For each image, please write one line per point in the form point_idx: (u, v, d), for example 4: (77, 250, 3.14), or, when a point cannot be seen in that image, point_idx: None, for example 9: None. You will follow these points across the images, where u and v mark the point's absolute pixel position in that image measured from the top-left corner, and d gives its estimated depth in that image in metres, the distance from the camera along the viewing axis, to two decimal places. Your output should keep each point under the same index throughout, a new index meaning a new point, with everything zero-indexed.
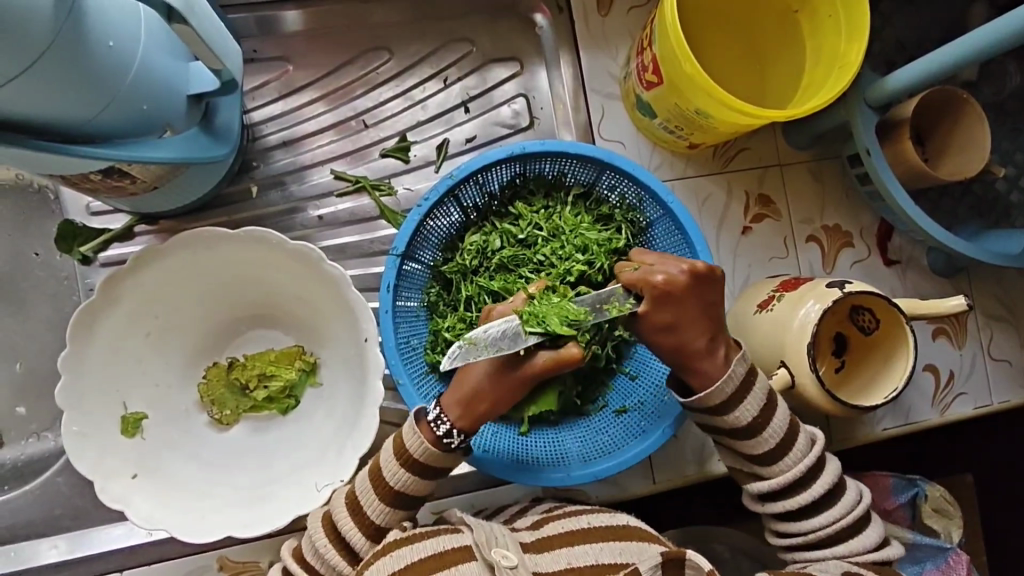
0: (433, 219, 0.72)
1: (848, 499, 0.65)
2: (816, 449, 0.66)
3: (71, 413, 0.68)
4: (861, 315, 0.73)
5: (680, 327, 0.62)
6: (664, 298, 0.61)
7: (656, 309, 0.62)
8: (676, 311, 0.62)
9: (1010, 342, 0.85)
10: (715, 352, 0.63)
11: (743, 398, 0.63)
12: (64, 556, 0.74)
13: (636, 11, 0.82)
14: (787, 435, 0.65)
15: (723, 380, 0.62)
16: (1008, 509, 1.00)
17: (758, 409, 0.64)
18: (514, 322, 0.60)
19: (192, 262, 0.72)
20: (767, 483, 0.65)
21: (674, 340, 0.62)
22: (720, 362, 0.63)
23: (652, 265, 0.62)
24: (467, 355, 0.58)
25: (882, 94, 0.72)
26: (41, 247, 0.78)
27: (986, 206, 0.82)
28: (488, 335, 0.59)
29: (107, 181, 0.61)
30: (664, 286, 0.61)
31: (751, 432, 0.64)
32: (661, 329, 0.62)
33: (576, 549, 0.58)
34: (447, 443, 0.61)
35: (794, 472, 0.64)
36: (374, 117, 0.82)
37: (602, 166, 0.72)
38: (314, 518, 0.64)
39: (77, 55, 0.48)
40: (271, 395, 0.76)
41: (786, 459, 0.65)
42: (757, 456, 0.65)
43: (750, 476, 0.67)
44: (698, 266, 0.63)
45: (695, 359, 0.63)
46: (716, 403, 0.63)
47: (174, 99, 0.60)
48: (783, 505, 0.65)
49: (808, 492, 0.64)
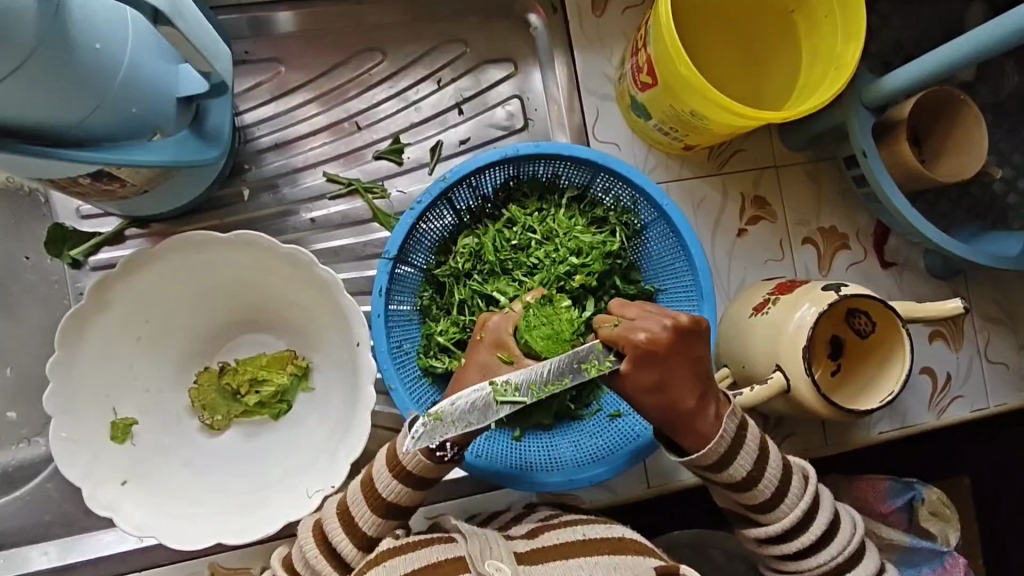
0: (426, 222, 0.71)
1: (845, 534, 0.65)
2: (810, 490, 0.65)
3: (60, 418, 0.67)
4: (857, 318, 0.73)
5: (669, 386, 0.59)
6: (648, 357, 0.58)
7: (640, 368, 0.59)
8: (663, 370, 0.59)
9: (1007, 344, 0.85)
10: (706, 412, 0.60)
11: (736, 452, 0.62)
12: (55, 563, 0.73)
13: (631, 12, 0.82)
14: (782, 481, 0.64)
15: (717, 439, 0.60)
16: (1005, 511, 0.99)
17: (751, 463, 0.63)
18: (484, 392, 0.57)
19: (183, 266, 0.71)
20: (766, 530, 0.64)
21: (664, 400, 0.59)
22: (711, 421, 0.60)
23: (633, 321, 0.60)
24: (434, 433, 0.57)
25: (878, 95, 0.71)
26: (31, 250, 0.77)
27: (983, 208, 0.81)
28: (456, 408, 0.57)
29: (96, 185, 0.61)
30: (648, 343, 0.59)
31: (748, 485, 0.63)
32: (647, 390, 0.59)
33: (570, 561, 0.57)
34: (439, 454, 0.60)
35: (791, 517, 0.64)
36: (367, 118, 0.81)
37: (596, 168, 0.71)
38: (303, 529, 0.63)
39: (62, 59, 0.48)
40: (263, 400, 0.76)
41: (783, 505, 0.64)
42: (753, 506, 0.64)
43: (746, 524, 0.66)
44: (680, 319, 0.60)
45: (686, 420, 0.60)
46: (713, 461, 0.61)
47: (164, 102, 0.60)
48: (782, 548, 0.65)
49: (806, 535, 0.64)
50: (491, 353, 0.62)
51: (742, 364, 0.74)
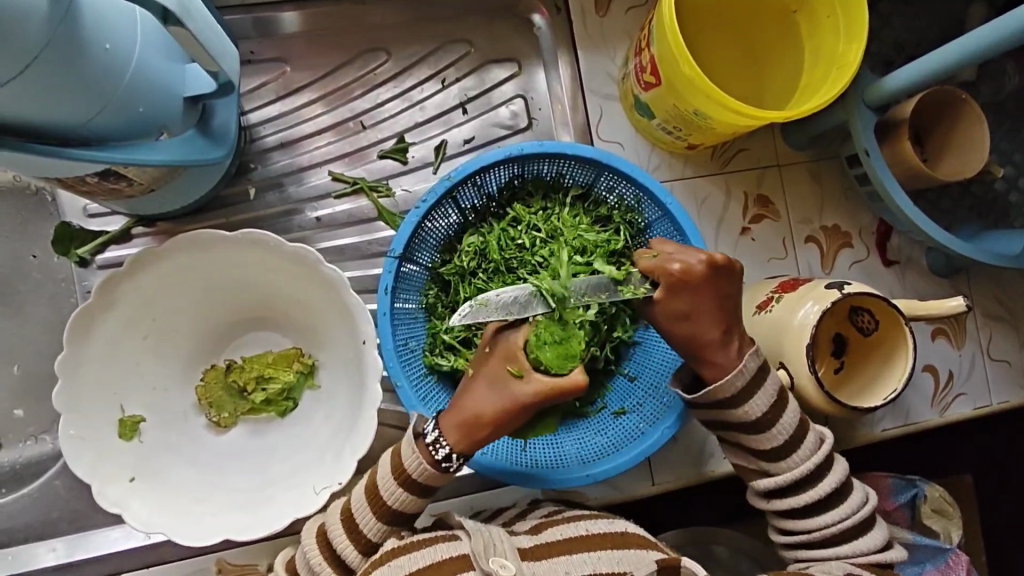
0: (431, 221, 0.71)
1: (854, 499, 0.65)
2: (823, 448, 0.65)
3: (68, 416, 0.67)
4: (860, 316, 0.73)
5: (695, 317, 0.62)
6: (679, 286, 0.62)
7: (671, 296, 0.62)
8: (691, 300, 0.62)
9: (1009, 342, 0.85)
10: (727, 345, 0.62)
11: (756, 390, 0.63)
12: (62, 560, 0.74)
13: (634, 12, 0.82)
14: (796, 433, 0.64)
15: (734, 373, 0.62)
16: (1006, 509, 1.00)
17: (769, 404, 0.63)
18: (524, 292, 0.64)
19: (190, 263, 0.71)
20: (773, 480, 0.65)
21: (688, 329, 0.62)
22: (733, 354, 0.62)
23: (670, 254, 0.63)
24: (475, 315, 0.64)
25: (880, 94, 0.72)
26: (38, 249, 0.77)
27: (985, 206, 0.82)
28: (500, 300, 0.64)
29: (103, 184, 0.61)
30: (680, 274, 0.62)
31: (762, 426, 0.64)
32: (675, 318, 0.62)
33: (572, 557, 0.57)
34: (445, 466, 0.61)
35: (800, 471, 0.64)
36: (371, 118, 0.82)
37: (600, 167, 0.72)
38: (307, 535, 0.64)
39: (70, 59, 0.48)
40: (270, 398, 0.76)
41: (794, 456, 0.64)
42: (764, 452, 0.65)
43: (755, 473, 0.67)
44: (715, 257, 0.62)
45: (709, 351, 0.62)
46: (727, 397, 0.63)
47: (171, 101, 0.60)
48: (787, 503, 0.65)
49: (813, 492, 0.64)
50: (501, 366, 0.61)
51: None
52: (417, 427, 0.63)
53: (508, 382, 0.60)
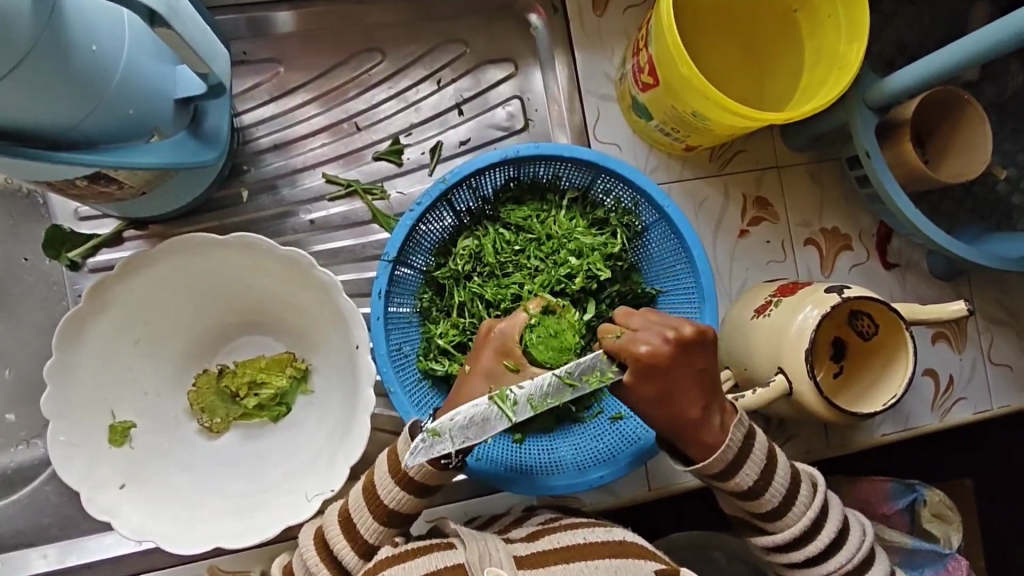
0: (426, 224, 0.70)
1: (853, 539, 0.65)
2: (818, 497, 0.65)
3: (57, 422, 0.67)
4: (859, 320, 0.72)
5: (672, 397, 0.59)
6: (649, 370, 0.59)
7: (642, 380, 0.59)
8: (663, 383, 0.59)
9: (1010, 346, 0.84)
10: (710, 422, 0.60)
11: (745, 461, 0.62)
12: (53, 566, 0.73)
13: (632, 12, 0.81)
14: (789, 488, 0.64)
15: (723, 448, 0.61)
16: (1007, 513, 0.99)
17: (757, 473, 0.62)
18: (483, 407, 0.57)
19: (180, 268, 0.71)
20: (774, 538, 0.64)
21: (666, 411, 0.59)
22: (717, 430, 0.60)
23: (636, 331, 0.60)
24: (430, 450, 0.57)
25: (881, 96, 0.71)
26: (30, 251, 0.76)
27: (986, 209, 0.81)
28: (454, 424, 0.57)
29: (93, 187, 0.61)
30: (650, 356, 0.59)
31: (754, 494, 0.63)
32: (651, 401, 0.59)
33: (571, 564, 0.57)
34: (444, 462, 0.59)
35: (799, 525, 0.63)
36: (367, 119, 0.81)
37: (597, 170, 0.71)
38: (304, 539, 0.63)
39: (56, 61, 0.47)
40: (263, 403, 0.75)
41: (792, 511, 0.63)
42: (760, 514, 0.64)
43: (753, 531, 0.66)
44: (683, 331, 0.59)
45: (690, 433, 0.60)
46: (719, 470, 0.61)
47: (161, 103, 0.59)
48: (789, 557, 0.64)
49: (813, 544, 0.63)
50: (497, 360, 0.62)
51: (744, 366, 0.73)
52: (412, 428, 0.61)
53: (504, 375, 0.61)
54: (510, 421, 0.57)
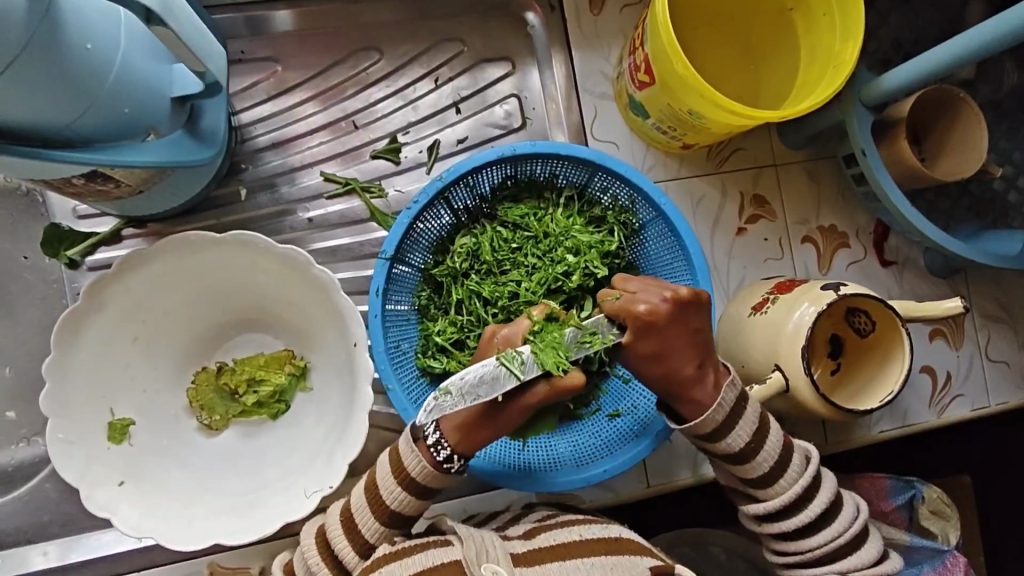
0: (423, 222, 0.71)
1: (844, 514, 0.65)
2: (810, 467, 0.65)
3: (56, 420, 0.67)
4: (857, 317, 0.73)
5: (667, 358, 0.59)
6: (647, 329, 0.59)
7: (640, 339, 0.59)
8: (660, 340, 0.59)
9: (1008, 342, 0.84)
10: (704, 381, 0.61)
11: (736, 422, 0.62)
12: (54, 563, 0.73)
13: (629, 10, 0.81)
14: (781, 456, 0.64)
15: (714, 407, 0.61)
16: (1005, 509, 0.99)
17: (750, 433, 0.63)
18: (491, 366, 0.55)
19: (178, 266, 0.71)
20: (764, 505, 0.64)
21: (663, 370, 0.60)
22: (710, 390, 0.61)
23: (634, 293, 0.60)
24: (441, 409, 0.55)
25: (876, 94, 0.71)
26: (30, 250, 0.77)
27: (983, 206, 0.81)
28: (464, 382, 0.55)
29: (91, 185, 0.61)
30: (648, 316, 0.59)
31: (745, 457, 0.63)
32: (648, 360, 0.59)
33: (567, 561, 0.57)
34: (447, 467, 0.60)
35: (790, 494, 0.63)
36: (365, 117, 0.81)
37: (594, 167, 0.71)
38: (306, 540, 0.63)
39: (51, 59, 0.47)
40: (261, 400, 0.76)
41: (782, 480, 0.64)
42: (751, 480, 0.64)
43: (746, 498, 0.66)
44: (679, 292, 0.60)
45: (683, 390, 0.61)
46: (708, 431, 0.62)
47: (157, 102, 0.59)
48: (781, 527, 0.64)
49: (803, 514, 0.63)
50: None
51: (742, 363, 0.73)
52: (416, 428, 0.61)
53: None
54: (518, 380, 0.55)
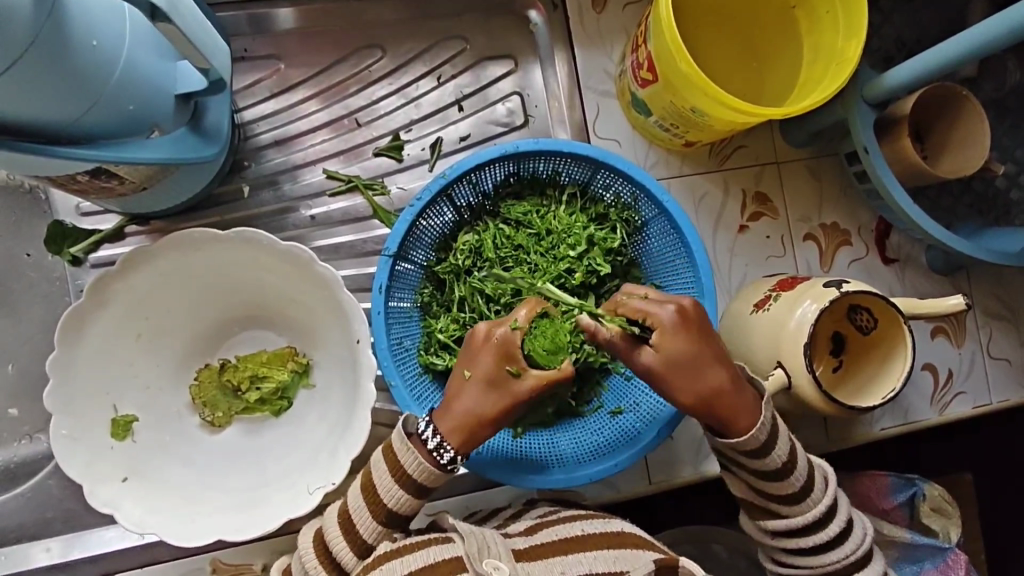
0: (426, 219, 0.71)
1: (858, 533, 0.65)
2: (831, 488, 0.65)
3: (60, 417, 0.67)
4: (859, 314, 0.73)
5: (702, 365, 0.59)
6: (682, 331, 0.59)
7: (674, 344, 0.59)
8: (693, 346, 0.59)
9: (1009, 340, 0.84)
10: (744, 397, 0.60)
11: (776, 439, 0.62)
12: (57, 559, 0.73)
13: (631, 8, 0.82)
14: (810, 475, 0.64)
15: (761, 422, 0.61)
16: (1006, 507, 0.99)
17: (786, 451, 0.63)
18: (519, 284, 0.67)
19: (182, 262, 0.71)
20: (787, 522, 0.64)
21: (704, 378, 0.59)
22: (753, 405, 0.61)
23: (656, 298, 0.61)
24: None
25: (879, 91, 0.71)
26: (33, 247, 0.77)
27: (985, 204, 0.81)
28: None
29: (94, 182, 0.61)
30: (682, 317, 0.59)
31: (781, 473, 0.63)
32: (682, 367, 0.59)
33: (569, 556, 0.57)
34: (449, 467, 0.60)
35: (815, 511, 0.64)
36: (368, 115, 0.81)
37: (596, 164, 0.71)
38: (303, 542, 0.63)
39: (57, 56, 0.47)
40: (264, 397, 0.76)
41: (810, 497, 0.64)
42: (780, 496, 0.64)
43: (763, 514, 0.66)
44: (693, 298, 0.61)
45: (728, 406, 0.60)
46: (757, 446, 0.61)
47: (161, 99, 0.59)
48: (798, 544, 0.64)
49: (826, 531, 0.64)
50: (499, 363, 0.59)
51: (744, 360, 0.74)
52: (408, 423, 0.61)
53: (507, 382, 0.59)
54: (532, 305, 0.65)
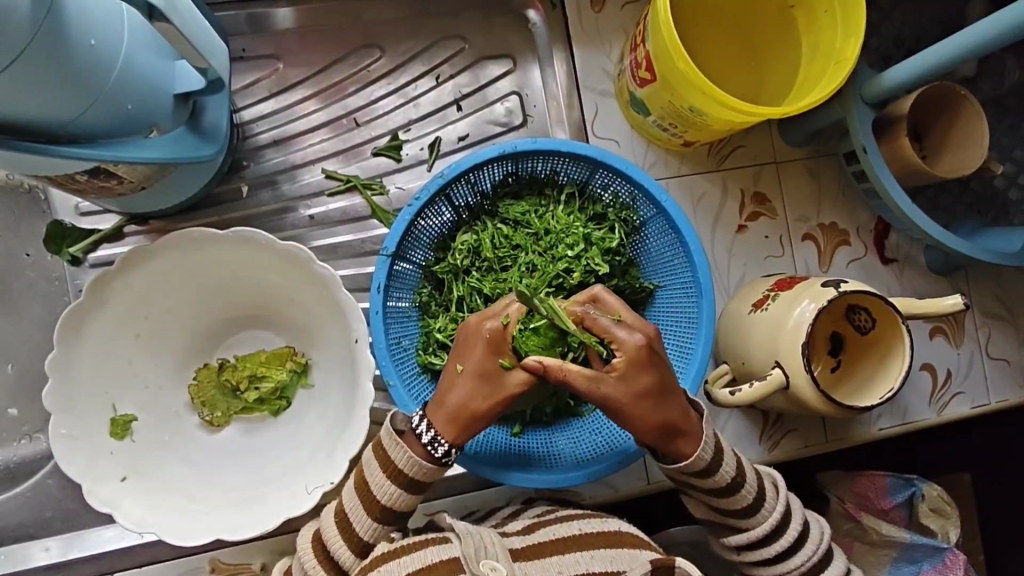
0: (424, 219, 0.71)
1: (815, 534, 0.66)
2: (782, 495, 0.66)
3: (60, 416, 0.67)
4: (857, 315, 0.73)
5: (660, 394, 0.59)
6: (643, 361, 0.59)
7: (634, 372, 0.59)
8: (653, 375, 0.59)
9: (1008, 340, 0.84)
10: (691, 422, 0.61)
11: (723, 455, 0.62)
12: (56, 559, 0.73)
13: (629, 8, 0.82)
14: (759, 485, 0.65)
15: (704, 444, 0.61)
16: (1005, 507, 0.99)
17: (734, 466, 0.63)
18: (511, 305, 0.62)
19: (180, 262, 0.71)
20: (746, 536, 0.65)
21: (659, 408, 0.59)
22: (697, 429, 0.61)
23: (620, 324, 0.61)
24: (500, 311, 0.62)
25: (878, 90, 0.71)
26: (33, 247, 0.77)
27: (984, 204, 0.81)
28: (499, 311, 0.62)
29: (93, 182, 0.61)
30: (643, 347, 0.59)
31: (732, 489, 0.63)
32: (641, 397, 0.59)
33: (567, 557, 0.57)
34: (444, 459, 0.60)
35: (771, 520, 0.64)
36: (367, 115, 0.81)
37: (595, 164, 0.71)
38: (302, 543, 0.62)
39: (56, 54, 0.48)
40: (262, 397, 0.76)
41: (764, 507, 0.64)
42: (735, 510, 0.64)
43: (724, 530, 0.66)
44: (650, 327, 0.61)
45: (679, 430, 0.60)
46: (702, 467, 0.61)
47: (160, 98, 0.60)
48: (761, 554, 0.65)
49: (786, 536, 0.65)
50: (491, 357, 0.60)
51: (742, 360, 0.74)
52: (399, 421, 0.61)
53: (499, 376, 0.60)
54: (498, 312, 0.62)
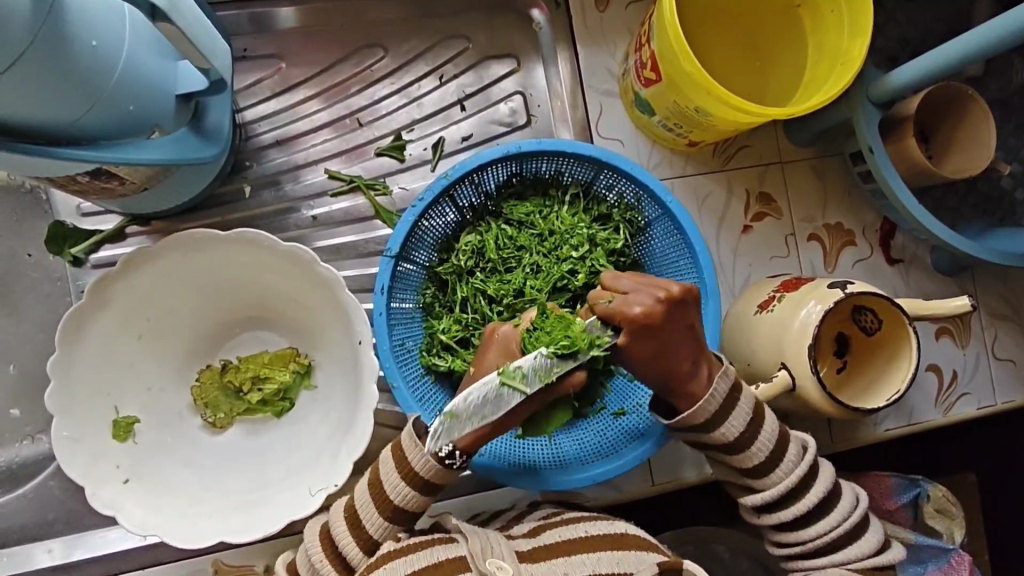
0: (429, 219, 0.70)
1: (844, 502, 0.65)
2: (805, 458, 0.65)
3: (61, 418, 0.67)
4: (863, 315, 0.72)
5: (664, 357, 0.58)
6: (642, 330, 0.58)
7: (636, 341, 0.58)
8: (658, 341, 0.58)
9: (1014, 340, 0.84)
10: (697, 375, 0.60)
11: (730, 411, 0.62)
12: (59, 561, 0.73)
13: (634, 7, 0.81)
14: (776, 445, 0.64)
15: (706, 399, 0.61)
16: (1010, 507, 0.99)
17: (744, 424, 0.63)
18: (493, 385, 0.57)
19: (182, 263, 0.71)
20: (760, 496, 0.64)
21: (661, 368, 0.59)
22: (703, 381, 0.61)
23: (628, 295, 0.59)
24: (450, 431, 0.58)
25: (886, 91, 0.71)
26: (33, 248, 0.77)
27: (991, 204, 0.81)
28: (467, 404, 0.57)
29: (95, 183, 0.61)
30: (645, 319, 0.57)
31: (740, 446, 0.63)
32: (646, 361, 0.58)
33: (572, 559, 0.57)
34: (448, 462, 0.59)
35: (786, 482, 0.64)
36: (369, 115, 0.81)
37: (600, 165, 0.70)
38: (309, 535, 0.63)
39: (57, 56, 0.47)
40: (266, 398, 0.76)
41: (777, 470, 0.64)
42: (746, 469, 0.64)
43: (742, 490, 0.66)
44: (673, 290, 0.59)
45: (681, 387, 0.60)
46: (703, 421, 0.62)
47: (162, 99, 0.59)
48: (776, 518, 0.64)
49: (800, 504, 0.64)
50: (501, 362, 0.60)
51: (747, 362, 0.73)
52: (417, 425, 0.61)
53: None
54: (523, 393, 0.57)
